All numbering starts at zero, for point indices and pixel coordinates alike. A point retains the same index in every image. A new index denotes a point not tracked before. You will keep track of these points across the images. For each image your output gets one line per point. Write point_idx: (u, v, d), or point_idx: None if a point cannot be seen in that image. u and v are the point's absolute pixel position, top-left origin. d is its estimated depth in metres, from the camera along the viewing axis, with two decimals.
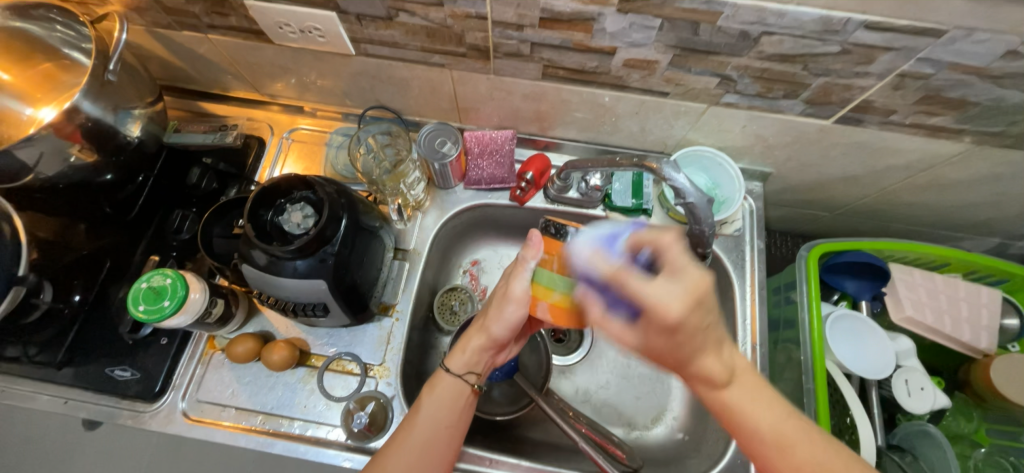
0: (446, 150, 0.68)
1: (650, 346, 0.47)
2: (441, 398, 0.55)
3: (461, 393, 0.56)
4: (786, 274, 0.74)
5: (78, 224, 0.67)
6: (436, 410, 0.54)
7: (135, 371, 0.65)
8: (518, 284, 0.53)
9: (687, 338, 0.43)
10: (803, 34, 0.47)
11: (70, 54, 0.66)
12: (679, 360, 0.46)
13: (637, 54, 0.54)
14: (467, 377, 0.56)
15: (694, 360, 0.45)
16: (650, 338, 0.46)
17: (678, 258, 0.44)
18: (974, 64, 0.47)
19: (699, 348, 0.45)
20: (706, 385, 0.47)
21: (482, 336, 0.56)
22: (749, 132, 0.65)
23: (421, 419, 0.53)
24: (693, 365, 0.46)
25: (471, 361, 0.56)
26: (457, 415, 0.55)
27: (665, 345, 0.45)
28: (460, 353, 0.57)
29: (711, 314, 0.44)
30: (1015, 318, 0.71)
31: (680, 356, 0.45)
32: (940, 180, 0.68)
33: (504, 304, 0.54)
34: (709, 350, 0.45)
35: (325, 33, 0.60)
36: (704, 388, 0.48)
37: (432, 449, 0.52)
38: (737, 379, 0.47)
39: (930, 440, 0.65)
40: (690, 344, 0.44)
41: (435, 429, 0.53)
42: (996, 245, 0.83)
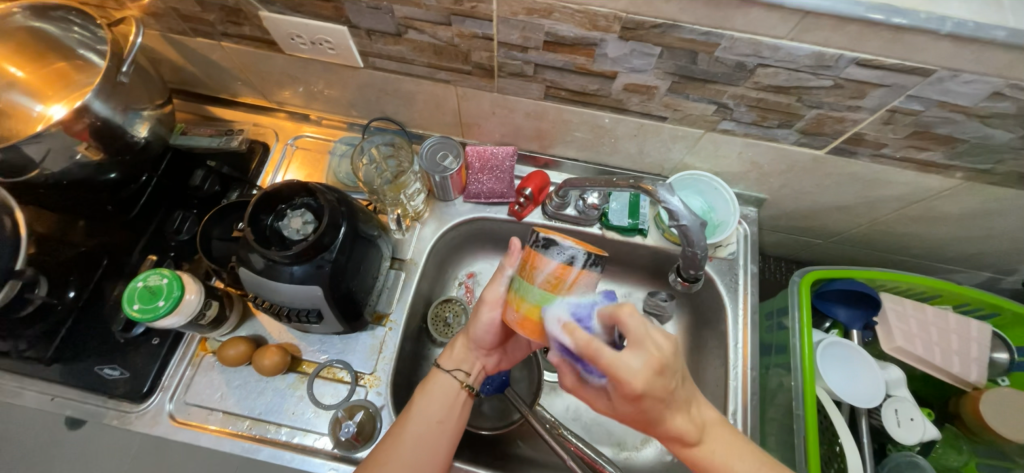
0: (447, 164, 0.69)
1: (620, 411, 0.46)
2: (433, 396, 0.55)
3: (453, 391, 0.56)
4: (778, 299, 0.75)
5: (78, 220, 0.69)
6: (429, 407, 0.54)
7: (124, 371, 0.65)
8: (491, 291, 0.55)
9: (645, 411, 0.45)
10: (797, 67, 0.49)
11: (84, 54, 0.67)
12: (647, 423, 0.47)
13: (638, 79, 0.56)
14: (457, 374, 0.57)
15: (660, 423, 0.46)
16: (623, 403, 0.45)
17: (638, 330, 0.43)
18: (961, 103, 0.49)
19: (664, 413, 0.45)
20: (674, 443, 0.47)
21: (466, 335, 0.58)
22: (745, 158, 0.67)
23: (414, 415, 0.54)
24: (662, 428, 0.46)
25: (459, 357, 0.58)
26: (448, 411, 0.55)
27: (634, 412, 0.45)
28: (451, 350, 0.59)
29: (668, 390, 0.44)
30: (1004, 352, 0.72)
31: (646, 421, 0.46)
32: (931, 212, 0.69)
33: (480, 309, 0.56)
34: (678, 413, 0.46)
35: (335, 45, 0.62)
36: (673, 447, 0.48)
37: (426, 446, 0.52)
38: (709, 435, 0.47)
39: (917, 472, 0.66)
40: (651, 411, 0.44)
41: (428, 426, 0.53)
42: (986, 279, 0.84)
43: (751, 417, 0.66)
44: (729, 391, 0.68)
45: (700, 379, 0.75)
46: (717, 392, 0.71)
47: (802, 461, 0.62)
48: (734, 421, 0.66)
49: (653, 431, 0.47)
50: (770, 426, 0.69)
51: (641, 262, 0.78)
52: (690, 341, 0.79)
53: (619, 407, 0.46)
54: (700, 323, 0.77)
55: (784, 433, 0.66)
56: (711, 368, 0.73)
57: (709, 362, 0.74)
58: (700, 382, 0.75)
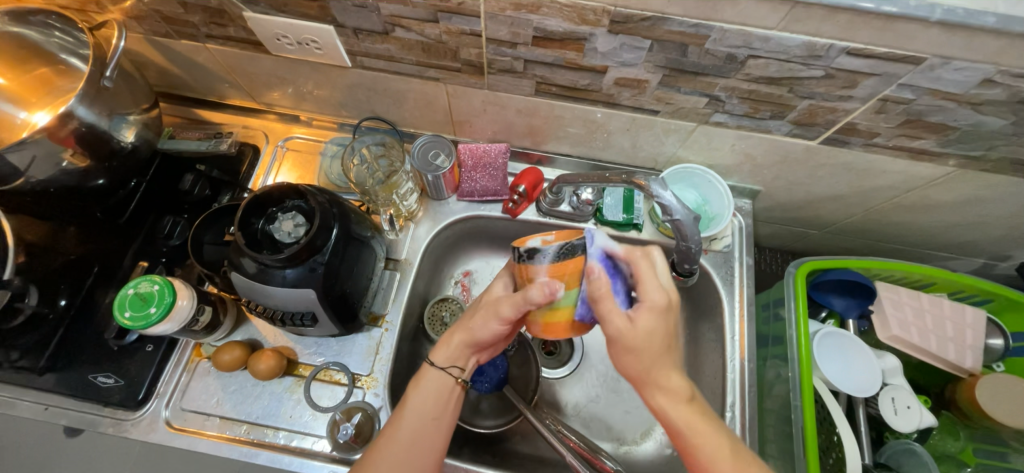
0: (439, 163, 0.69)
1: (630, 337, 0.45)
2: (426, 392, 0.53)
3: (447, 386, 0.54)
4: (774, 290, 0.75)
5: (69, 227, 0.68)
6: (422, 403, 0.53)
7: (118, 378, 0.64)
8: (509, 307, 0.50)
9: (647, 342, 0.45)
10: (788, 58, 0.49)
11: (67, 59, 0.66)
12: (641, 364, 0.45)
13: (628, 73, 0.56)
14: (451, 371, 0.54)
15: (656, 369, 0.45)
16: (636, 324, 0.45)
17: (663, 267, 0.49)
18: (952, 91, 0.49)
19: (664, 360, 0.45)
20: (661, 400, 0.45)
21: (464, 333, 0.54)
22: (738, 150, 0.66)
23: (407, 412, 0.52)
24: (654, 376, 0.45)
25: (454, 355, 0.55)
26: (443, 407, 0.53)
27: (639, 342, 0.45)
28: (444, 346, 0.55)
29: (671, 334, 0.46)
30: (999, 338, 0.72)
31: (642, 365, 0.45)
32: (924, 200, 0.69)
33: (490, 320, 0.52)
34: (676, 368, 0.46)
35: (322, 45, 0.61)
36: (659, 405, 0.45)
37: (420, 444, 0.51)
38: (693, 405, 0.45)
39: (916, 459, 0.65)
40: (655, 346, 0.45)
41: (421, 422, 0.52)
42: (980, 265, 0.84)
43: (748, 408, 0.66)
44: (727, 383, 0.68)
45: (697, 372, 0.75)
46: (714, 385, 0.71)
47: (801, 451, 0.62)
48: (732, 413, 0.67)
49: (643, 383, 0.46)
50: (768, 417, 0.69)
51: None
52: (687, 334, 0.79)
53: (635, 324, 0.45)
54: (697, 316, 0.77)
55: (782, 424, 0.66)
56: (709, 361, 0.73)
57: (706, 355, 0.74)
58: (697, 374, 0.75)
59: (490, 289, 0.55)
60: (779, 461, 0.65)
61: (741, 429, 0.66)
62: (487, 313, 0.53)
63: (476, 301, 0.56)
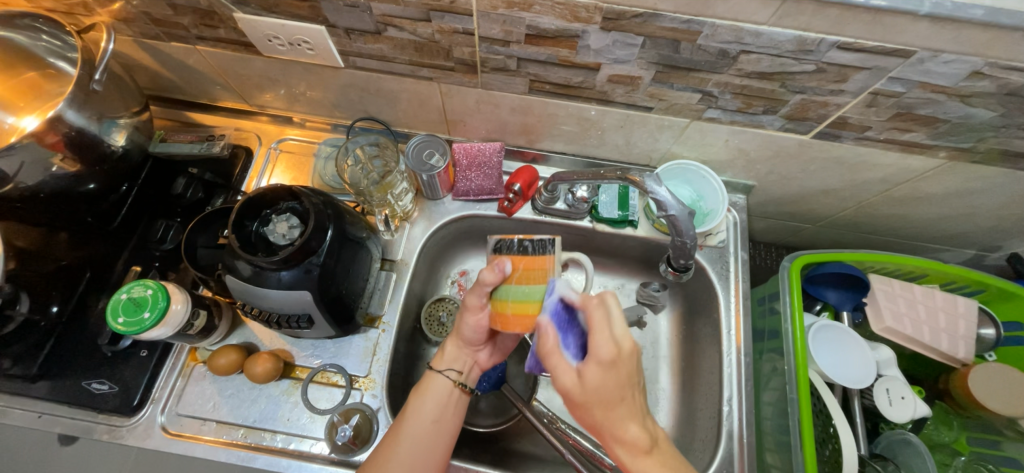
0: (434, 162, 0.69)
1: (579, 394, 0.43)
2: (428, 397, 0.55)
3: (450, 392, 0.56)
4: (769, 285, 0.75)
5: (60, 233, 0.67)
6: (423, 407, 0.54)
7: (113, 384, 0.64)
8: (476, 300, 0.52)
9: (597, 398, 0.42)
10: (779, 53, 0.49)
11: (55, 63, 0.65)
12: (598, 420, 0.43)
13: (621, 70, 0.56)
14: (450, 374, 0.56)
15: (612, 427, 0.42)
16: (587, 380, 0.42)
17: (615, 316, 0.44)
18: (941, 83, 0.49)
19: (620, 414, 0.42)
20: (623, 454, 0.42)
21: (456, 336, 0.57)
22: (732, 145, 0.67)
23: (410, 416, 0.53)
24: (610, 433, 0.43)
25: (450, 357, 0.57)
26: (445, 411, 0.54)
27: (589, 399, 0.42)
28: (445, 350, 0.58)
29: (628, 385, 0.43)
30: (991, 328, 0.73)
31: (600, 419, 0.43)
32: (915, 193, 0.70)
33: (466, 315, 0.55)
34: (636, 421, 0.43)
35: (314, 45, 0.61)
36: (622, 460, 0.43)
37: (424, 445, 0.51)
38: (660, 450, 0.43)
39: (912, 449, 0.66)
40: (613, 399, 0.42)
41: (424, 425, 0.53)
42: (971, 256, 0.85)
43: (746, 403, 0.67)
44: (724, 378, 0.68)
45: (694, 367, 0.75)
46: (711, 379, 0.71)
47: (797, 443, 0.62)
48: (730, 408, 0.67)
49: (604, 436, 0.44)
50: (765, 410, 0.69)
51: (633, 254, 0.78)
52: (683, 330, 0.79)
53: (584, 379, 0.43)
54: (693, 312, 0.78)
55: (778, 417, 0.67)
56: (706, 355, 0.73)
57: (703, 350, 0.74)
58: (694, 369, 0.75)
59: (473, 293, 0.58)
60: (776, 454, 0.66)
61: (739, 423, 0.66)
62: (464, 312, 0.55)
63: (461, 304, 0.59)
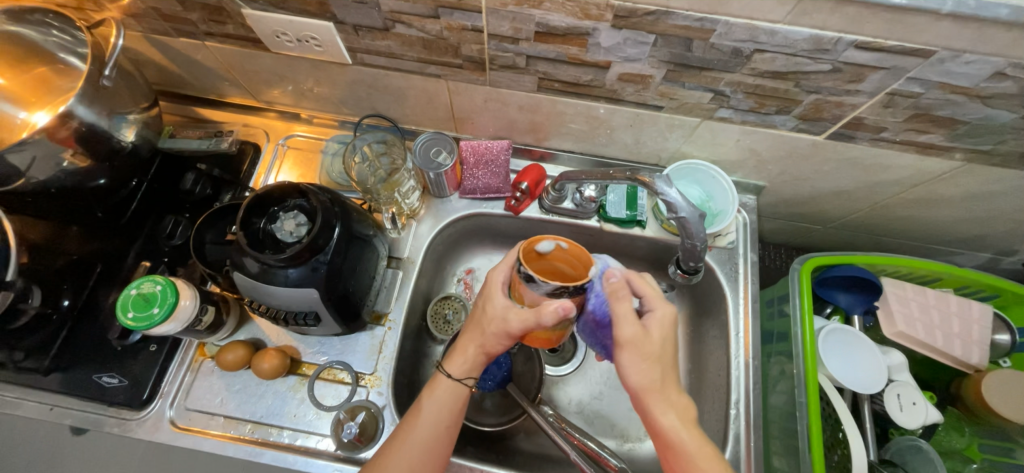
0: (440, 160, 0.69)
1: (642, 343, 0.46)
2: (441, 400, 0.52)
3: (460, 396, 0.53)
4: (779, 287, 0.74)
5: (71, 226, 0.68)
6: (436, 411, 0.52)
7: (123, 378, 0.64)
8: (520, 325, 0.48)
9: (654, 352, 0.46)
10: (794, 52, 0.48)
11: (65, 58, 0.66)
12: (654, 378, 0.45)
13: (632, 68, 0.55)
14: (467, 381, 0.53)
15: (665, 391, 0.45)
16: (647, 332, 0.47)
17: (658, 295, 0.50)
18: (962, 84, 0.48)
19: (670, 377, 0.46)
20: (671, 419, 0.45)
21: (476, 345, 0.53)
22: (743, 145, 0.66)
23: (421, 419, 0.52)
24: (660, 394, 0.45)
25: (472, 366, 0.53)
26: (457, 415, 0.53)
27: (648, 353, 0.46)
28: (460, 356, 0.53)
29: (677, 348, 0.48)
30: (1006, 334, 0.72)
31: (655, 380, 0.45)
32: (931, 195, 0.68)
33: (501, 339, 0.51)
34: (679, 390, 0.47)
35: (322, 42, 0.60)
36: (669, 424, 0.44)
37: (433, 449, 0.51)
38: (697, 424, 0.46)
39: (922, 456, 0.65)
40: (666, 356, 0.47)
41: (435, 429, 0.51)
42: (987, 260, 0.83)
43: (754, 406, 0.66)
44: (731, 380, 0.68)
45: (701, 368, 0.75)
46: (719, 382, 0.70)
47: (805, 448, 0.61)
48: (737, 411, 0.66)
49: (650, 401, 0.45)
50: (772, 413, 0.69)
51: (641, 254, 0.78)
52: (690, 332, 0.78)
53: (648, 332, 0.47)
54: (700, 313, 0.77)
55: (786, 420, 0.66)
56: (713, 357, 0.73)
57: (710, 352, 0.74)
58: (701, 371, 0.74)
59: (489, 300, 0.51)
60: (782, 457, 0.65)
61: (746, 427, 0.65)
62: (497, 331, 0.50)
63: (476, 312, 0.53)
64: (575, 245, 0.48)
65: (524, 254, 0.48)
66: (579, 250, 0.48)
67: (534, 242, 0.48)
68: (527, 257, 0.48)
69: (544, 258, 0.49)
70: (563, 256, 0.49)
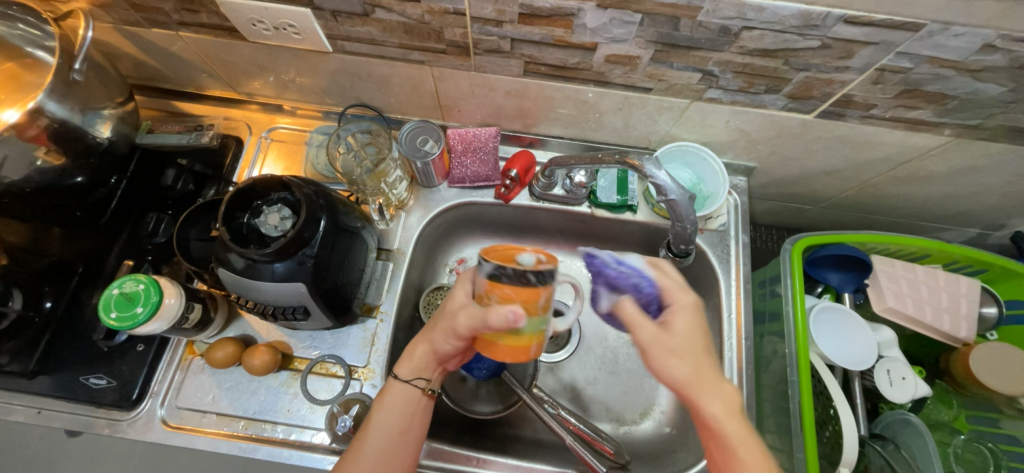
0: (428, 149, 0.67)
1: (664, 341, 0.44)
2: (392, 407, 0.52)
3: (414, 398, 0.53)
4: (770, 268, 0.75)
5: (52, 228, 0.66)
6: (387, 418, 0.52)
7: (111, 379, 0.63)
8: (467, 321, 0.46)
9: (695, 348, 0.44)
10: (783, 29, 0.47)
11: (33, 53, 0.63)
12: (687, 371, 0.43)
13: (619, 50, 0.54)
14: (416, 383, 0.53)
15: (708, 387, 0.43)
16: (671, 331, 0.45)
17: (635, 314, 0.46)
18: (951, 58, 0.48)
19: (707, 365, 0.44)
20: (716, 409, 0.42)
21: (427, 347, 0.53)
22: (732, 126, 0.65)
23: (372, 429, 0.51)
24: (700, 389, 0.43)
25: (420, 366, 0.53)
26: (411, 419, 0.53)
27: (677, 352, 0.44)
28: (408, 359, 0.53)
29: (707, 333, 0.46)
30: (993, 307, 0.72)
31: (698, 373, 0.43)
32: (920, 172, 0.68)
33: (448, 336, 0.50)
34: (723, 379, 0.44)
35: (301, 29, 0.59)
36: (714, 414, 0.42)
37: (390, 456, 0.51)
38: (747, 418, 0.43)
39: (912, 429, 0.66)
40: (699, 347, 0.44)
41: (389, 438, 0.51)
42: (975, 235, 0.84)
43: (746, 386, 0.67)
44: (724, 362, 0.68)
45: None
46: None
47: (798, 426, 0.62)
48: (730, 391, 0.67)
49: (695, 393, 0.43)
50: (765, 393, 0.69)
51: (633, 239, 0.77)
52: None
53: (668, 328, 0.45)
54: None
55: (778, 399, 0.67)
56: None
57: None
58: None
59: (450, 296, 0.51)
60: (776, 436, 0.66)
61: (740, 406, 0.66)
62: (445, 327, 0.50)
63: (439, 311, 0.53)
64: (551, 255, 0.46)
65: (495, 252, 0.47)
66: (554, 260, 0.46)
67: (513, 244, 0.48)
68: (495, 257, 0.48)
69: None
70: None
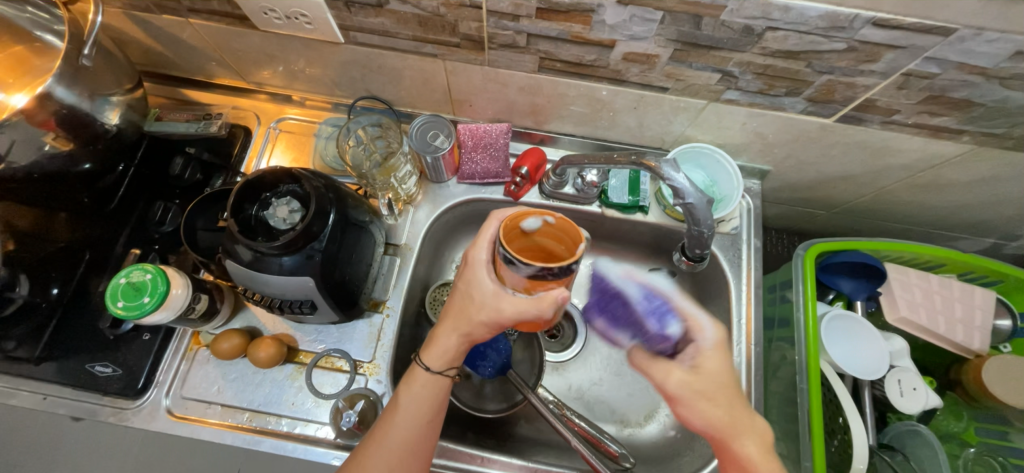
0: (438, 144, 0.67)
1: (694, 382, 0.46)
2: (420, 394, 0.52)
3: (442, 387, 0.52)
4: (781, 272, 0.74)
5: (59, 213, 0.65)
6: (414, 405, 0.51)
7: (116, 368, 0.63)
8: (508, 311, 0.45)
9: (715, 392, 0.46)
10: (808, 30, 0.46)
11: (42, 36, 0.62)
12: (720, 414, 0.46)
13: (637, 48, 0.53)
14: (448, 372, 0.52)
15: (738, 431, 0.45)
16: (701, 370, 0.47)
17: (705, 365, 0.47)
18: (981, 64, 0.46)
19: (739, 408, 0.46)
20: (751, 450, 0.45)
21: (456, 334, 0.51)
22: (749, 129, 0.64)
23: (399, 413, 0.51)
24: (734, 432, 0.45)
25: (453, 358, 0.52)
26: (437, 407, 0.52)
27: (710, 393, 0.46)
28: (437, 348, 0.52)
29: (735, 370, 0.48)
30: (1007, 319, 0.71)
31: (725, 419, 0.45)
32: (939, 180, 0.67)
33: (484, 325, 0.48)
34: (753, 419, 0.46)
35: (312, 19, 0.58)
36: (749, 454, 0.44)
37: (415, 442, 0.50)
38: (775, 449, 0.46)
39: (919, 439, 0.65)
40: (731, 388, 0.46)
41: (414, 424, 0.51)
42: (990, 245, 0.83)
43: (754, 392, 0.66)
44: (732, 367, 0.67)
45: None
46: None
47: (806, 433, 0.61)
48: None
49: (725, 434, 0.45)
50: (771, 399, 0.69)
51: (643, 240, 0.76)
52: None
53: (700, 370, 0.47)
54: (702, 299, 0.76)
55: (786, 406, 0.66)
56: None
57: None
58: None
59: (475, 283, 0.48)
60: (782, 442, 0.65)
61: None
62: (483, 320, 0.48)
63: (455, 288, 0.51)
64: (564, 219, 0.39)
65: (506, 228, 0.40)
66: (568, 225, 0.39)
67: (519, 215, 0.40)
68: (508, 235, 0.41)
69: (527, 236, 0.42)
70: (550, 233, 0.41)
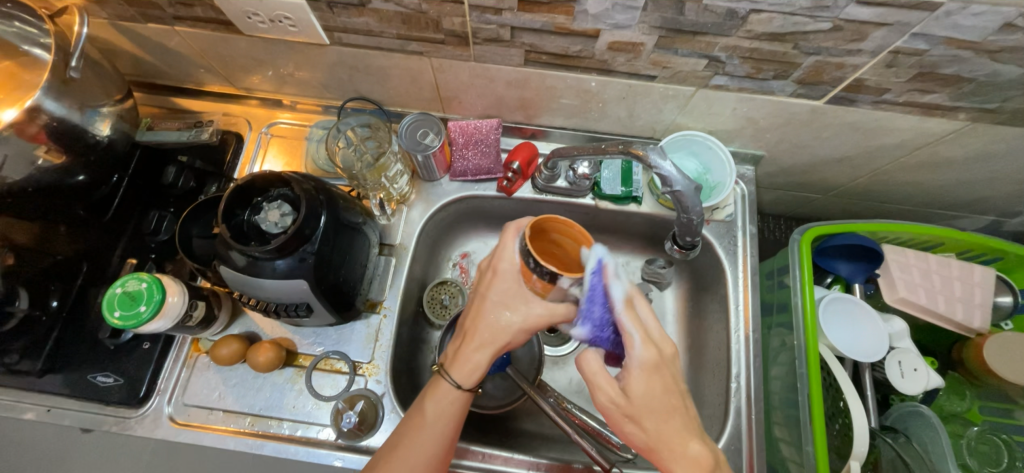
0: (428, 142, 0.66)
1: (624, 405, 0.47)
2: (443, 408, 0.51)
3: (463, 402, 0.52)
4: (778, 259, 0.73)
5: (58, 226, 0.65)
6: (438, 420, 0.51)
7: (118, 377, 0.64)
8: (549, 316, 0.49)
9: (636, 414, 0.46)
10: (792, 11, 0.46)
11: (29, 50, 0.62)
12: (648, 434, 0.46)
13: (622, 37, 0.52)
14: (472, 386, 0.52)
15: (677, 447, 0.45)
16: (631, 394, 0.46)
17: (634, 386, 0.46)
18: (969, 39, 0.46)
19: (675, 428, 0.46)
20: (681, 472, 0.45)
21: (491, 347, 0.51)
22: (739, 114, 0.64)
23: (423, 430, 0.50)
24: (665, 454, 0.46)
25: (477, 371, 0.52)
26: (456, 420, 0.52)
27: (637, 414, 0.46)
28: (466, 363, 0.51)
29: (676, 389, 0.47)
30: (1008, 296, 0.71)
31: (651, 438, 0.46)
32: (935, 157, 0.66)
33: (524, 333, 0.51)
34: (697, 438, 0.46)
35: (296, 22, 0.58)
36: None
37: (434, 456, 0.50)
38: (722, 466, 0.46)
39: (923, 421, 0.65)
40: (663, 406, 0.46)
41: (434, 438, 0.51)
42: (989, 222, 0.82)
43: (755, 379, 0.66)
44: (732, 355, 0.67)
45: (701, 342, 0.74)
46: (719, 356, 0.70)
47: (807, 418, 0.61)
48: (738, 384, 0.66)
49: (658, 455, 0.46)
50: (773, 385, 0.68)
51: (638, 231, 0.76)
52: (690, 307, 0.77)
53: (628, 393, 0.47)
54: (699, 288, 0.76)
55: (787, 392, 0.65)
56: (713, 332, 0.72)
57: (709, 326, 0.73)
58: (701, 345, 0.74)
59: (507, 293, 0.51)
60: (785, 428, 0.65)
61: (747, 400, 0.65)
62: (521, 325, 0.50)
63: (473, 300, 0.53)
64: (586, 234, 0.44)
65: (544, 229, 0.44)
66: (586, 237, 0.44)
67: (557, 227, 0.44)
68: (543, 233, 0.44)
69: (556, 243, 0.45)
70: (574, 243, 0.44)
